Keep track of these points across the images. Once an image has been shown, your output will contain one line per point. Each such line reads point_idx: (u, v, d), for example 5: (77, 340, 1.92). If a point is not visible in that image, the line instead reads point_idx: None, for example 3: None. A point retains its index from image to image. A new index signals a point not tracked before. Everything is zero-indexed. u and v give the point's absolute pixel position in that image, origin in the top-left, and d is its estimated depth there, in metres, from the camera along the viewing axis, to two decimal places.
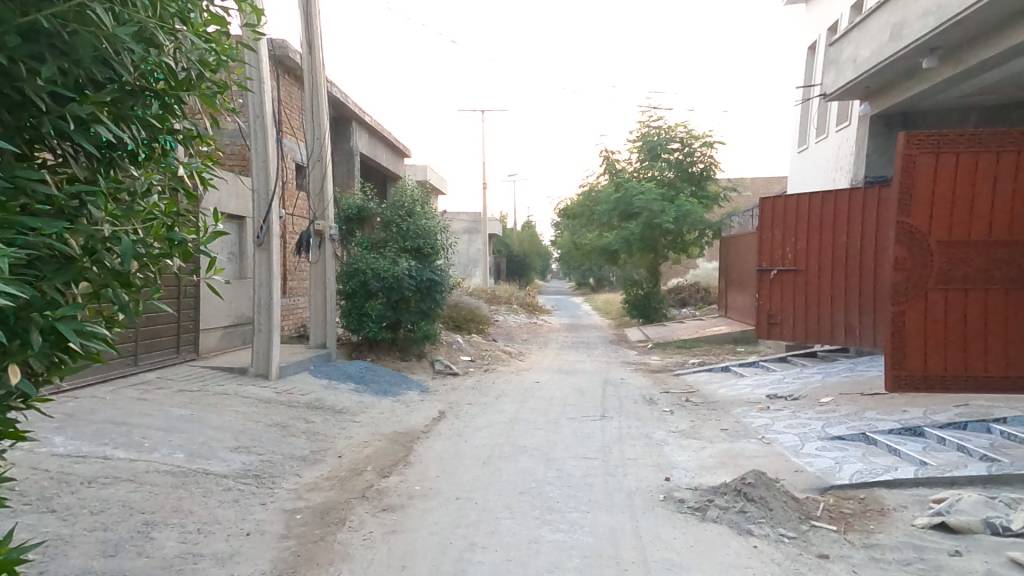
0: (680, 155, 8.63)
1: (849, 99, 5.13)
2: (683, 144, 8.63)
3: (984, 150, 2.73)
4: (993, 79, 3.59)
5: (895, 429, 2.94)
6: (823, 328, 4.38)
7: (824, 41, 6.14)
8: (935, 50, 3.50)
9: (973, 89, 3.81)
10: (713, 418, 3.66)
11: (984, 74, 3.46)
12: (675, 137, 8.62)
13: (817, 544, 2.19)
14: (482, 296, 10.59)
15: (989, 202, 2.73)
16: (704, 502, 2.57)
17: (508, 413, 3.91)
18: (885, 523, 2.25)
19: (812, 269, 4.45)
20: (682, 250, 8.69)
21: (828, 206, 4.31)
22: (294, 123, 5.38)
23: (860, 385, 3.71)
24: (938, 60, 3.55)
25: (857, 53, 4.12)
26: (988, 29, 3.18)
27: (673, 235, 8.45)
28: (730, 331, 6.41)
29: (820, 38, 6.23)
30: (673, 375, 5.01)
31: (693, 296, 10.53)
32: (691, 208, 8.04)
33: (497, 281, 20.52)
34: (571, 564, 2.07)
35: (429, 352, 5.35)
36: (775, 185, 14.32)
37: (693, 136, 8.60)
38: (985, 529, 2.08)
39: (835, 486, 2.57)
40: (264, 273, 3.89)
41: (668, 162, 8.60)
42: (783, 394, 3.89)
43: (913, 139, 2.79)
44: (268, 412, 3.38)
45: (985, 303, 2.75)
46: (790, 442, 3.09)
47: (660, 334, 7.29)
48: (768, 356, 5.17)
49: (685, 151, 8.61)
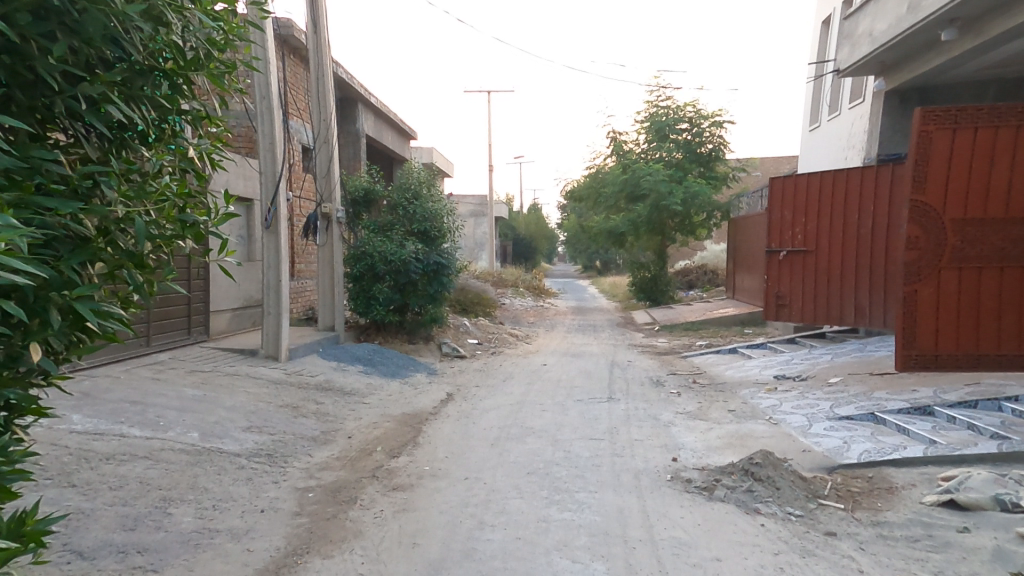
0: (688, 136, 8.51)
1: (863, 76, 5.02)
2: (692, 124, 8.50)
3: (1002, 125, 2.67)
4: (1014, 52, 3.49)
5: (904, 409, 2.93)
6: (832, 309, 4.36)
7: (839, 15, 5.99)
8: (955, 21, 3.40)
9: (992, 62, 3.71)
10: (720, 400, 3.67)
11: (1005, 45, 3.36)
12: (684, 117, 8.49)
13: (824, 522, 2.21)
14: (488, 280, 10.59)
15: (1006, 179, 2.68)
16: (712, 482, 2.59)
17: (516, 394, 3.93)
18: (893, 501, 2.27)
19: (822, 250, 4.41)
20: (689, 232, 8.63)
21: (839, 186, 4.25)
22: (301, 105, 5.35)
23: (869, 366, 3.70)
24: (957, 31, 3.46)
25: (873, 28, 4.02)
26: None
27: (680, 217, 8.38)
28: (737, 313, 6.39)
29: (834, 12, 6.08)
30: (680, 357, 5.02)
31: (700, 279, 10.48)
32: (699, 190, 7.96)
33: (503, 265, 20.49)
34: (580, 542, 2.11)
35: (437, 335, 5.37)
36: (785, 166, 14.13)
37: (701, 115, 8.46)
38: (994, 506, 2.08)
39: (843, 465, 2.58)
40: (272, 255, 3.91)
41: (675, 143, 8.49)
42: (790, 376, 3.88)
43: (929, 115, 2.74)
44: (279, 393, 3.42)
45: (999, 281, 2.72)
46: (797, 422, 3.10)
47: (666, 316, 7.28)
48: (776, 338, 5.15)
49: (693, 131, 8.49)
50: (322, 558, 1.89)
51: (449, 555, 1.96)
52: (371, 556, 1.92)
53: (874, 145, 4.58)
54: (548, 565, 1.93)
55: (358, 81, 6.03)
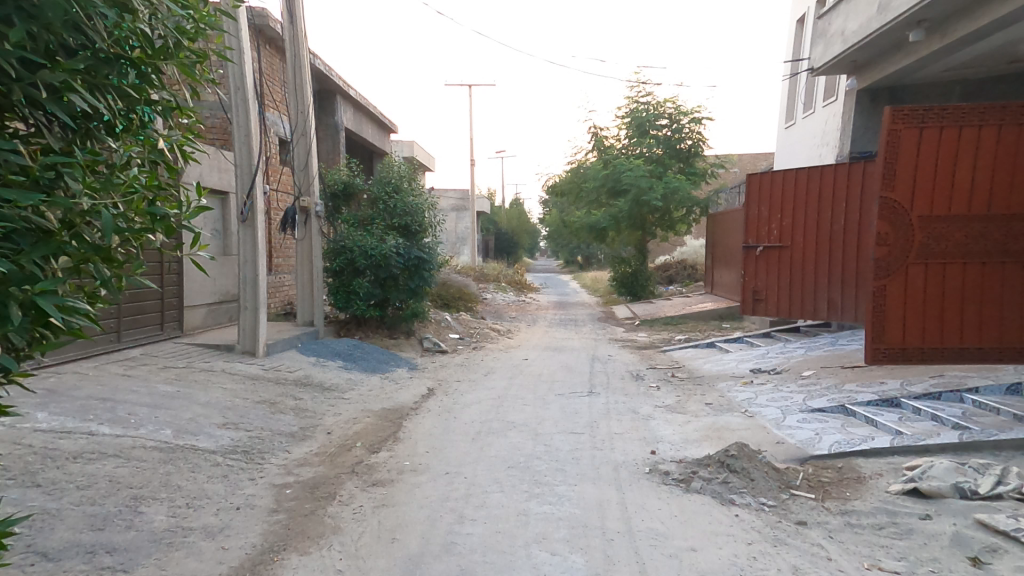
0: (668, 131, 8.59)
1: (838, 74, 5.11)
2: (672, 120, 8.57)
3: (966, 124, 2.75)
4: (979, 52, 3.58)
5: (873, 400, 3.02)
6: (807, 303, 4.45)
7: (813, 14, 6.08)
8: (923, 22, 3.49)
9: (958, 62, 3.80)
10: (697, 393, 3.73)
11: (970, 47, 3.46)
12: (664, 113, 8.56)
13: (796, 512, 2.27)
14: (470, 275, 10.58)
15: (970, 176, 2.77)
16: (689, 474, 2.64)
17: (497, 389, 3.95)
18: (861, 490, 2.33)
19: (797, 246, 4.49)
20: (670, 227, 8.72)
21: (813, 182, 4.33)
22: (278, 97, 5.27)
23: (841, 359, 3.79)
24: (925, 32, 3.55)
25: (846, 26, 4.08)
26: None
27: (661, 212, 8.46)
28: (716, 308, 6.49)
29: (809, 11, 6.18)
30: (660, 351, 5.08)
31: (681, 273, 10.60)
32: (679, 185, 8.04)
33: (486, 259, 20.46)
34: (559, 535, 2.13)
35: (418, 330, 5.35)
36: (762, 162, 14.34)
37: (681, 111, 8.54)
38: (955, 493, 2.15)
39: (815, 456, 2.65)
40: (249, 249, 3.84)
41: (656, 139, 8.56)
42: (765, 369, 3.96)
43: (898, 114, 2.80)
44: (256, 388, 3.37)
45: (963, 276, 2.80)
46: (772, 414, 3.16)
47: (647, 311, 7.35)
48: (752, 332, 5.25)
49: (673, 127, 8.56)
50: (299, 555, 1.88)
51: (427, 550, 1.96)
52: (349, 552, 1.92)
53: (847, 143, 4.67)
54: (526, 558, 1.95)
55: (336, 72, 5.94)
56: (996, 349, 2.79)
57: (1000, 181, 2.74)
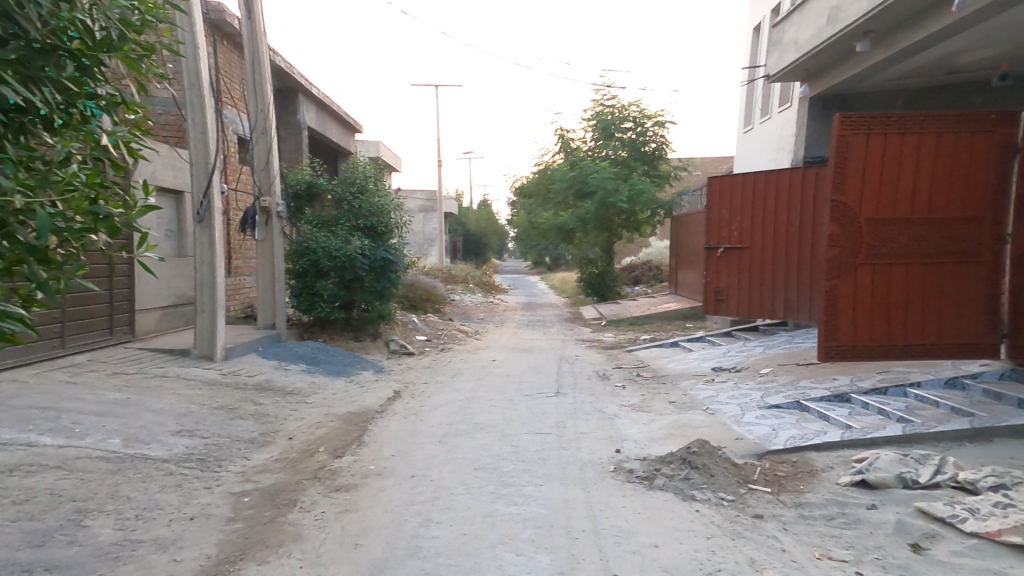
0: (633, 135, 8.71)
1: (792, 81, 5.29)
2: (636, 123, 8.69)
3: (908, 131, 2.89)
4: (920, 63, 3.77)
5: (825, 396, 3.14)
6: (765, 303, 4.60)
7: (768, 23, 6.31)
8: (868, 33, 3.66)
9: (902, 72, 4.00)
10: (662, 391, 3.81)
11: (910, 58, 3.65)
12: (628, 116, 8.68)
13: (753, 505, 2.35)
14: (438, 275, 10.53)
15: (912, 181, 2.91)
16: (652, 472, 2.69)
17: (466, 391, 3.93)
18: (813, 483, 2.43)
19: (756, 246, 4.64)
20: (635, 229, 8.87)
21: (770, 185, 4.49)
22: (236, 94, 5.13)
23: (796, 356, 3.93)
24: (870, 43, 3.72)
25: (798, 36, 4.25)
26: (915, 13, 3.33)
27: (627, 214, 8.59)
28: (679, 308, 6.63)
29: (763, 21, 6.41)
30: (626, 351, 5.17)
31: (646, 274, 10.80)
32: (643, 188, 8.18)
33: (452, 259, 20.41)
34: (525, 535, 2.14)
35: (384, 332, 5.29)
36: (723, 166, 14.74)
37: (644, 115, 8.67)
38: (898, 483, 2.25)
39: (771, 451, 2.74)
40: (206, 251, 3.72)
41: (621, 141, 8.69)
42: (726, 367, 4.08)
43: (847, 121, 2.92)
44: (213, 394, 3.26)
45: (907, 276, 2.95)
46: (732, 411, 3.25)
47: (614, 311, 7.46)
48: (715, 331, 5.38)
49: (638, 130, 8.68)
50: (257, 565, 1.84)
51: (391, 555, 1.94)
52: (309, 559, 1.88)
53: (802, 148, 4.84)
54: (492, 559, 1.95)
55: (297, 70, 5.82)
56: (937, 345, 2.95)
57: (939, 185, 2.89)
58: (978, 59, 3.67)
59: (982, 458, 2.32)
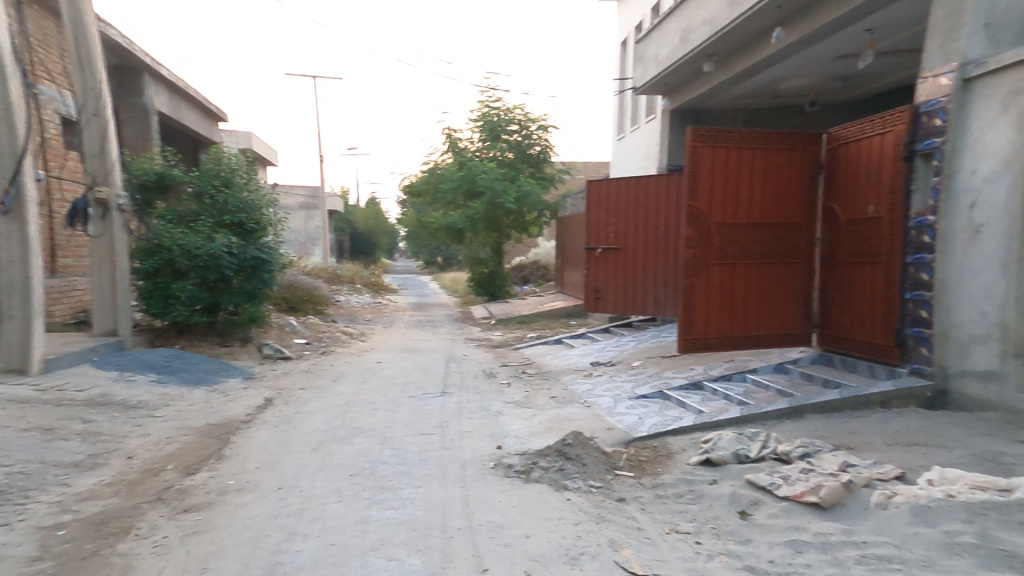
0: (519, 138, 8.98)
1: (656, 95, 5.77)
2: (521, 126, 8.97)
3: (746, 145, 3.25)
4: (755, 84, 4.29)
5: (683, 384, 3.44)
6: (638, 300, 4.96)
7: (632, 39, 6.88)
8: (712, 56, 4.12)
9: (743, 92, 4.52)
10: (544, 387, 3.94)
11: (746, 81, 4.18)
12: (514, 118, 8.94)
13: (618, 490, 2.50)
14: (320, 276, 10.03)
15: (751, 190, 3.28)
16: (529, 465, 2.76)
17: (345, 395, 3.77)
18: (669, 465, 2.64)
19: (630, 247, 4.98)
20: (524, 229, 9.10)
21: (641, 191, 4.83)
22: (56, 68, 4.53)
23: (663, 349, 4.29)
24: (715, 64, 4.19)
25: (657, 53, 4.64)
26: (747, 39, 3.80)
27: (515, 215, 8.82)
28: (565, 306, 6.93)
29: (627, 37, 7.00)
30: (513, 349, 5.28)
31: (534, 274, 11.16)
32: (530, 190, 8.44)
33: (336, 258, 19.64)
34: (398, 539, 2.09)
35: (258, 336, 4.96)
36: (604, 170, 15.77)
37: (529, 120, 8.97)
38: (734, 459, 2.53)
39: (636, 437, 2.94)
40: (15, 247, 3.30)
41: (507, 143, 8.92)
42: (603, 361, 4.33)
43: (698, 133, 3.22)
44: (25, 414, 2.82)
45: (747, 275, 3.32)
46: (606, 403, 3.45)
47: (504, 310, 7.61)
48: (595, 327, 5.69)
49: (523, 133, 8.98)
50: None
51: None
52: None
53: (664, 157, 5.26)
54: (360, 568, 1.88)
55: (139, 48, 5.28)
56: (769, 334, 3.36)
57: (771, 194, 3.29)
58: (800, 83, 4.30)
59: (793, 430, 2.65)
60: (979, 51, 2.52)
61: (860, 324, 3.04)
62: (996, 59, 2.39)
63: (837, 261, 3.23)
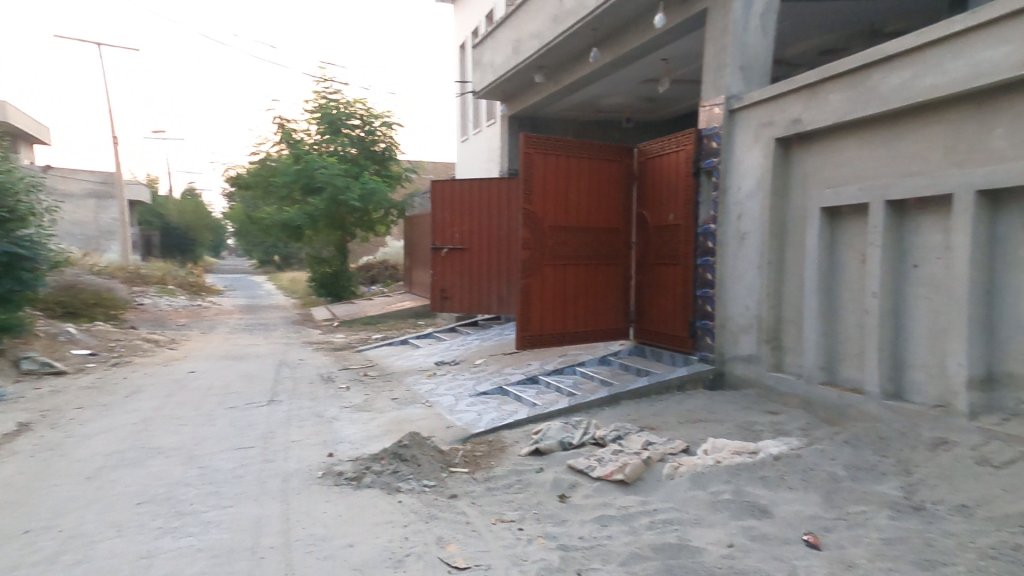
0: (361, 132, 8.77)
1: (496, 101, 6.15)
2: (364, 121, 8.81)
3: (574, 154, 3.53)
4: (577, 99, 4.94)
5: (521, 380, 3.60)
6: (483, 299, 5.10)
7: (469, 45, 7.37)
8: (543, 68, 4.58)
9: (568, 105, 5.16)
10: (386, 389, 3.83)
11: (570, 92, 4.69)
12: (355, 113, 8.75)
13: (450, 487, 2.51)
14: (117, 277, 8.65)
15: (578, 196, 3.56)
16: (361, 471, 2.63)
17: (142, 412, 3.25)
18: (502, 458, 2.73)
19: (475, 249, 5.10)
20: (369, 228, 8.89)
21: (486, 192, 4.99)
22: None
23: (504, 346, 4.47)
24: (544, 76, 4.66)
25: (493, 60, 4.98)
26: (570, 57, 4.34)
27: (360, 213, 8.59)
28: (413, 305, 6.89)
29: (466, 41, 7.49)
30: (355, 352, 5.07)
31: (383, 274, 10.97)
32: (375, 187, 8.24)
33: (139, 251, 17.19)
34: (192, 570, 1.83)
35: (12, 350, 4.12)
36: (453, 171, 16.13)
37: (371, 115, 8.83)
38: (559, 447, 2.70)
39: (474, 434, 2.98)
40: None
41: (349, 138, 8.65)
42: (447, 360, 4.36)
43: (531, 141, 3.42)
44: None
45: (577, 274, 3.60)
46: (447, 401, 3.46)
47: (348, 311, 7.31)
48: (442, 326, 5.72)
49: (366, 129, 8.79)
50: None
51: None
52: None
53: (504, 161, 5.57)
54: None
55: None
56: (596, 328, 3.68)
57: (595, 201, 3.61)
58: (615, 101, 5.03)
59: (610, 416, 2.92)
60: (740, 87, 3.04)
61: (668, 319, 3.47)
62: (749, 96, 2.92)
63: (649, 264, 3.65)
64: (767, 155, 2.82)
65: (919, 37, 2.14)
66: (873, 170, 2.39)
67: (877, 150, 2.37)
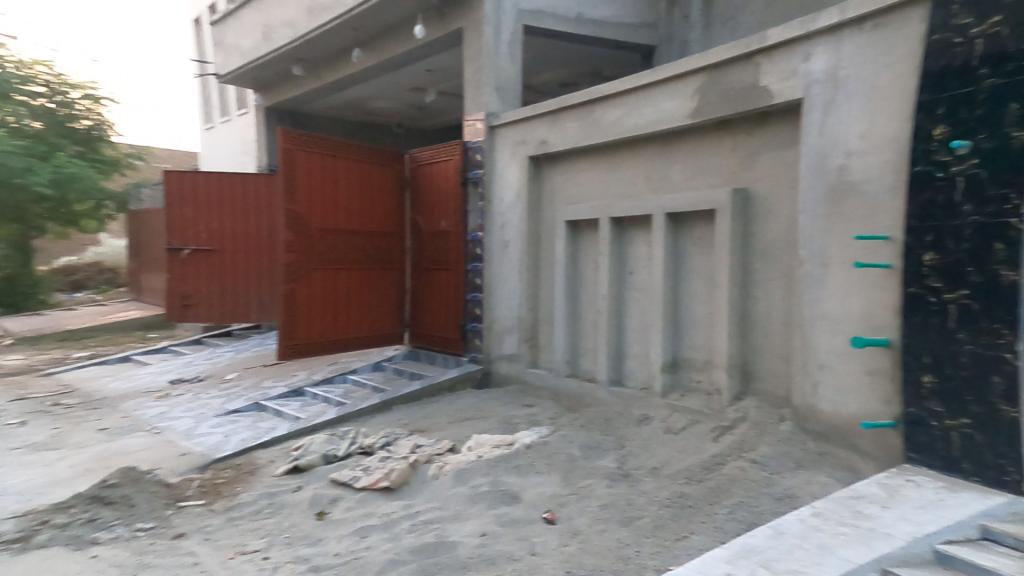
0: (47, 103, 7.27)
1: (246, 89, 6.19)
2: (50, 90, 7.30)
3: (339, 156, 3.48)
4: (343, 99, 5.12)
5: (282, 393, 3.22)
6: (240, 306, 4.57)
7: (207, 19, 6.86)
8: (301, 62, 4.52)
9: (332, 103, 5.26)
10: (90, 419, 2.99)
11: (331, 91, 4.79)
12: (36, 79, 7.20)
13: (176, 526, 2.05)
14: None
15: (345, 197, 3.51)
16: (35, 528, 1.96)
17: None
18: (250, 482, 2.36)
19: (228, 250, 4.54)
20: (70, 220, 7.30)
21: (242, 187, 4.51)
22: None
23: (263, 359, 3.99)
24: (304, 69, 4.60)
25: (238, 42, 4.68)
26: (330, 54, 4.38)
27: (51, 202, 6.96)
28: (139, 316, 5.73)
29: (204, 16, 6.97)
30: (41, 376, 3.88)
31: (94, 278, 9.14)
32: (76, 172, 6.97)
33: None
34: None
35: None
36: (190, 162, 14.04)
37: (64, 83, 7.42)
38: (321, 461, 2.47)
39: (216, 459, 2.52)
40: None
41: (26, 107, 7.03)
42: (187, 377, 3.67)
43: (290, 136, 3.28)
44: None
45: (348, 279, 3.55)
46: (182, 426, 2.87)
47: (32, 325, 5.66)
48: (181, 338, 4.88)
49: (54, 100, 7.33)
50: None
51: None
52: None
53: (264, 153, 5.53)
54: None
55: None
56: (368, 333, 3.64)
57: (366, 203, 3.59)
58: (383, 105, 5.32)
59: (382, 422, 2.83)
60: (496, 105, 3.36)
61: (439, 323, 3.59)
62: (505, 115, 3.24)
63: (424, 270, 3.73)
64: (523, 170, 3.14)
65: (624, 84, 2.67)
66: (602, 192, 2.87)
67: (602, 175, 2.87)
